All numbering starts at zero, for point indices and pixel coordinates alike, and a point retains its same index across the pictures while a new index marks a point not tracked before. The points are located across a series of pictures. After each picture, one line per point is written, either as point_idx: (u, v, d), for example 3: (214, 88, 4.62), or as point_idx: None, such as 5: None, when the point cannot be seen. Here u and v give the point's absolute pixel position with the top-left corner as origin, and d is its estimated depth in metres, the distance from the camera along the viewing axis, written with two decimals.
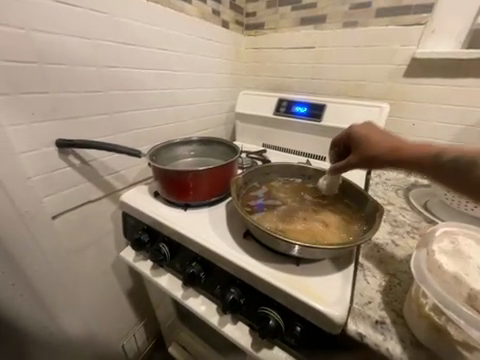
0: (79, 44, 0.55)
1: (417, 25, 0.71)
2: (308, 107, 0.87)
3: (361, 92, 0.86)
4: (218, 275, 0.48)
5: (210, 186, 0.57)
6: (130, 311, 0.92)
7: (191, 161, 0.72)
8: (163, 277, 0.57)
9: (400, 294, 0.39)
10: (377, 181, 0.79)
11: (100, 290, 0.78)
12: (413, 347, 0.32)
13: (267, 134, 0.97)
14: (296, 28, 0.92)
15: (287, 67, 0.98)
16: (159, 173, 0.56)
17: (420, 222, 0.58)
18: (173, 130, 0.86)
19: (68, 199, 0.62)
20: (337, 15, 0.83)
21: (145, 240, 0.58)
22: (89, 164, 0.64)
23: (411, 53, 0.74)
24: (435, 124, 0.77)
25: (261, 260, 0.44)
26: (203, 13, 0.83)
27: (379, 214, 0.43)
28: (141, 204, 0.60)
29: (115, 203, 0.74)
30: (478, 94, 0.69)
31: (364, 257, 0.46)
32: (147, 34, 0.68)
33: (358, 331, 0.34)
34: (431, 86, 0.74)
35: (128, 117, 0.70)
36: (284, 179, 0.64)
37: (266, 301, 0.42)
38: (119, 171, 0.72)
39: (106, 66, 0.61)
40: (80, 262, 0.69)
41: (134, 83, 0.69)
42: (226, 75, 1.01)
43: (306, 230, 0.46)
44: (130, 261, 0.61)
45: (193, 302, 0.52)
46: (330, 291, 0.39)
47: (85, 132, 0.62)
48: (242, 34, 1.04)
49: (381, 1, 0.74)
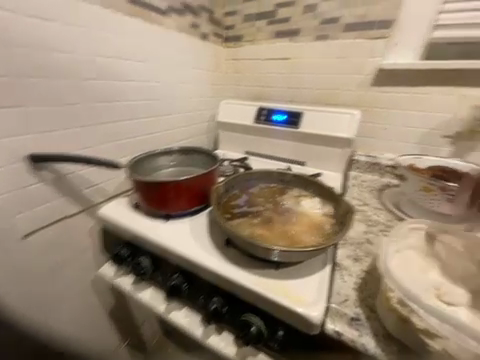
0: (55, 59, 0.56)
1: (381, 39, 0.77)
2: (286, 115, 0.91)
3: (335, 100, 0.91)
4: (200, 285, 0.48)
5: (191, 195, 0.57)
6: (113, 330, 0.88)
7: (172, 171, 0.72)
8: (145, 290, 0.56)
9: (374, 291, 0.41)
10: (354, 183, 0.83)
11: (79, 309, 0.75)
12: (385, 340, 0.34)
13: (249, 141, 0.99)
14: (271, 40, 0.96)
15: (265, 77, 1.02)
16: (138, 185, 0.56)
17: (392, 220, 0.62)
18: (154, 139, 0.86)
19: (43, 214, 0.60)
20: (309, 29, 0.88)
21: (126, 253, 0.56)
22: (66, 178, 0.63)
23: (377, 64, 0.80)
24: (402, 128, 0.83)
25: (242, 266, 0.45)
26: (181, 26, 0.85)
27: (351, 215, 0.46)
28: (120, 217, 0.59)
29: (94, 217, 0.72)
30: (437, 101, 0.75)
31: (341, 257, 0.48)
32: (125, 47, 0.69)
33: (335, 329, 0.36)
34: (396, 94, 0.80)
35: (108, 129, 0.69)
36: (266, 185, 0.65)
37: (249, 307, 0.43)
38: (98, 184, 0.71)
39: (83, 78, 0.61)
40: (56, 280, 0.67)
41: (113, 95, 0.69)
42: (206, 85, 1.04)
43: (284, 234, 0.47)
44: (111, 276, 0.60)
45: (177, 315, 0.51)
46: (308, 293, 0.40)
47: (62, 145, 0.60)
48: (222, 45, 1.07)
49: (348, 17, 0.81)
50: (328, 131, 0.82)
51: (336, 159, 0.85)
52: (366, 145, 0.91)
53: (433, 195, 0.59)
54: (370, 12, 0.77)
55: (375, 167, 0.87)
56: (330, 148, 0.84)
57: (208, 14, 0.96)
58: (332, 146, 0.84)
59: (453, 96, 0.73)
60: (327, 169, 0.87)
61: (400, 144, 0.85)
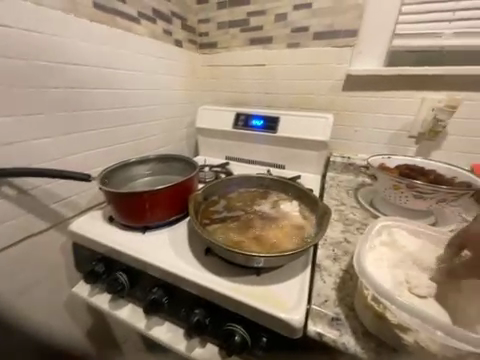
0: (12, 66, 0.51)
1: (347, 47, 0.82)
2: (263, 120, 0.92)
3: (309, 104, 0.95)
4: (181, 298, 0.46)
5: (169, 204, 0.56)
6: (91, 352, 0.82)
7: (149, 180, 0.70)
8: (123, 308, 0.53)
9: (352, 288, 0.42)
10: (331, 183, 0.86)
11: (50, 334, 0.69)
12: (364, 337, 0.35)
13: (229, 146, 1.00)
14: (246, 47, 0.98)
15: (242, 83, 1.03)
16: (111, 197, 0.53)
17: (367, 218, 0.65)
18: (129, 148, 0.83)
19: (3, 235, 0.55)
20: (281, 37, 0.91)
21: (100, 270, 0.53)
22: (30, 193, 0.58)
23: (345, 70, 0.85)
24: (372, 130, 0.88)
25: (224, 275, 0.44)
26: (154, 33, 0.84)
27: (327, 216, 0.47)
28: (93, 232, 0.55)
29: (65, 232, 0.68)
30: (401, 104, 0.81)
31: (321, 258, 0.49)
32: (93, 53, 0.66)
33: (317, 331, 0.36)
34: (364, 98, 0.85)
35: (76, 139, 0.66)
36: (246, 190, 0.66)
37: (231, 316, 0.42)
38: (68, 198, 0.66)
39: (46, 86, 0.57)
40: (22, 306, 0.61)
41: (82, 103, 0.65)
42: (183, 91, 1.03)
43: (264, 239, 0.47)
44: (85, 296, 0.56)
45: (158, 331, 0.49)
46: (289, 297, 0.40)
47: (24, 158, 0.56)
48: (197, 52, 1.07)
49: (316, 26, 0.85)
50: (304, 134, 0.85)
51: (313, 161, 0.87)
52: (340, 146, 0.95)
53: (401, 192, 0.62)
54: (336, 22, 0.81)
55: (350, 168, 0.92)
56: (307, 151, 0.87)
57: (181, 20, 0.96)
58: (309, 149, 0.86)
59: (414, 99, 0.79)
60: (305, 172, 0.90)
61: (372, 145, 0.89)
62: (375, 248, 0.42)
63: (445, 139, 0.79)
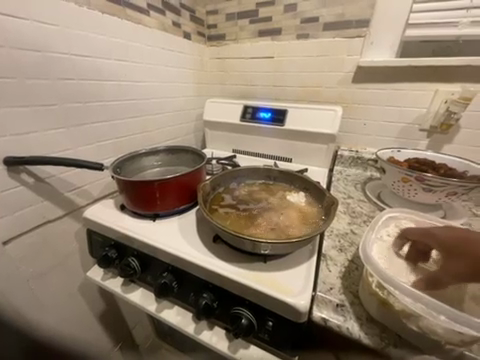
0: (29, 58, 0.53)
1: (359, 37, 0.80)
2: (271, 113, 0.92)
3: (318, 97, 0.94)
4: (190, 283, 0.48)
5: (178, 193, 0.57)
6: (103, 335, 0.86)
7: (159, 171, 0.72)
8: (135, 292, 0.55)
9: (357, 278, 0.43)
10: (339, 177, 0.86)
11: (68, 316, 0.73)
12: (368, 323, 0.36)
13: (236, 139, 1.00)
14: (255, 39, 0.97)
15: (249, 76, 1.03)
16: (123, 185, 0.55)
17: (374, 211, 0.65)
18: (139, 139, 0.85)
19: (21, 221, 0.57)
20: (291, 28, 0.90)
21: (113, 256, 0.55)
22: (46, 181, 0.60)
23: (356, 62, 0.83)
24: (381, 123, 0.86)
25: (231, 261, 0.46)
26: (163, 25, 0.85)
27: (334, 205, 0.47)
28: (105, 219, 0.57)
29: (79, 220, 0.71)
30: (413, 96, 0.79)
31: (327, 248, 0.50)
32: (104, 45, 0.67)
33: (322, 316, 0.37)
34: (375, 90, 0.84)
35: (88, 130, 0.68)
36: (252, 182, 0.67)
37: (239, 301, 0.43)
38: (81, 187, 0.69)
39: (61, 78, 0.59)
40: (41, 288, 0.64)
41: (95, 95, 0.68)
42: (191, 84, 1.03)
43: (272, 228, 0.48)
44: (98, 280, 0.58)
45: (168, 314, 0.51)
46: (295, 282, 0.42)
47: (40, 148, 0.58)
48: (205, 45, 1.07)
49: (327, 16, 0.83)
50: (311, 127, 0.84)
51: (320, 155, 0.87)
52: (349, 140, 0.94)
53: (409, 184, 0.61)
54: (348, 11, 0.79)
55: (358, 162, 0.91)
56: (314, 144, 0.86)
57: (190, 12, 0.96)
58: (316, 142, 0.86)
59: (428, 91, 0.77)
60: (312, 165, 0.90)
61: (380, 139, 0.88)
62: (381, 238, 0.42)
63: (458, 132, 0.77)
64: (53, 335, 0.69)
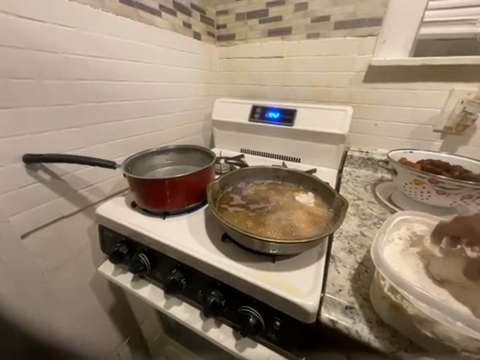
0: (47, 59, 0.55)
1: (371, 36, 0.79)
2: (280, 112, 0.91)
3: (328, 97, 0.93)
4: (199, 280, 0.49)
5: (188, 192, 0.58)
6: (112, 330, 0.88)
7: (168, 169, 0.73)
8: (145, 288, 0.56)
9: (367, 280, 0.42)
10: (348, 178, 0.85)
11: (80, 309, 0.75)
12: (378, 327, 0.36)
13: (244, 139, 1.01)
14: (264, 39, 0.97)
15: (258, 76, 1.03)
16: (134, 183, 0.56)
17: (385, 213, 0.63)
18: (149, 138, 0.87)
19: (38, 216, 0.60)
20: (301, 27, 0.89)
21: (124, 252, 0.57)
22: (61, 178, 0.62)
23: (368, 61, 0.81)
24: (393, 124, 0.85)
25: (239, 260, 0.46)
26: (174, 25, 0.86)
27: (344, 207, 0.47)
28: (117, 216, 0.59)
29: (91, 217, 0.73)
30: (427, 96, 0.77)
31: (336, 249, 0.50)
32: (117, 46, 0.69)
33: (330, 318, 0.37)
34: (387, 90, 0.82)
35: (101, 129, 0.70)
36: (261, 182, 0.67)
37: (246, 300, 0.44)
38: (94, 184, 0.71)
39: (76, 79, 0.61)
40: (55, 281, 0.66)
41: (108, 95, 0.69)
42: (200, 84, 1.04)
43: (280, 228, 0.48)
44: (109, 275, 0.60)
45: (176, 310, 0.52)
46: (304, 283, 0.41)
47: (55, 146, 0.60)
48: (215, 45, 1.08)
49: (338, 15, 0.82)
50: (321, 127, 0.83)
51: (329, 155, 0.86)
52: (359, 141, 0.93)
53: (422, 186, 0.59)
54: (360, 10, 0.78)
55: (368, 163, 0.90)
56: (323, 144, 0.86)
57: (200, 13, 0.97)
58: (325, 143, 0.85)
59: (442, 91, 0.74)
60: (321, 166, 0.89)
61: (392, 139, 0.87)
62: (392, 241, 0.42)
63: (474, 133, 0.75)
64: (66, 328, 0.71)
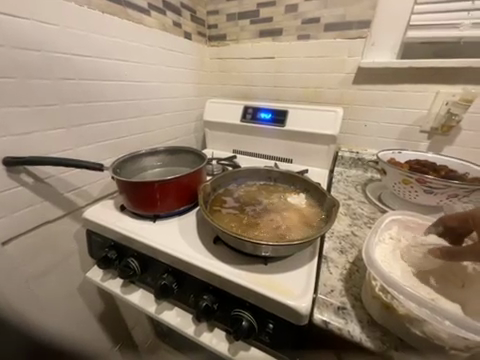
0: (30, 58, 0.53)
1: (360, 38, 0.80)
2: (272, 113, 0.91)
3: (318, 97, 0.94)
4: (191, 284, 0.48)
5: (179, 194, 0.57)
6: (102, 336, 0.86)
7: (159, 171, 0.71)
8: (135, 293, 0.55)
9: (359, 280, 0.43)
10: (340, 178, 0.86)
11: (67, 316, 0.73)
12: (370, 326, 0.36)
13: (236, 140, 1.00)
14: (256, 39, 0.97)
15: (250, 76, 1.03)
16: (123, 186, 0.54)
17: (375, 212, 0.64)
18: (139, 139, 0.85)
19: (20, 221, 0.57)
20: (292, 28, 0.89)
21: (113, 257, 0.55)
22: (46, 181, 0.60)
23: (357, 63, 0.83)
24: (382, 124, 0.86)
25: (232, 263, 0.46)
26: (164, 25, 0.84)
27: (335, 207, 0.47)
28: (105, 219, 0.57)
29: (79, 220, 0.70)
30: (414, 98, 0.79)
31: (328, 250, 0.50)
32: (105, 45, 0.67)
33: (323, 319, 0.37)
34: (375, 92, 0.83)
35: (88, 130, 0.68)
36: (253, 183, 0.66)
37: (239, 303, 0.43)
38: (81, 187, 0.69)
39: (61, 78, 0.59)
40: (40, 288, 0.64)
41: (95, 95, 0.67)
42: (191, 84, 1.03)
43: (273, 230, 0.48)
44: (98, 280, 0.58)
45: (168, 315, 0.51)
46: (297, 285, 0.41)
47: (39, 147, 0.58)
48: (206, 45, 1.07)
49: (328, 17, 0.83)
50: (312, 128, 0.84)
51: (321, 156, 0.87)
52: (349, 141, 0.94)
53: (410, 186, 0.61)
54: (348, 13, 0.79)
55: (358, 163, 0.91)
56: (315, 145, 0.86)
57: (191, 12, 0.96)
58: (317, 143, 0.86)
59: (428, 93, 0.76)
60: (313, 166, 0.90)
61: (381, 140, 0.88)
62: (383, 241, 0.42)
63: (459, 134, 0.77)
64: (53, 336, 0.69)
